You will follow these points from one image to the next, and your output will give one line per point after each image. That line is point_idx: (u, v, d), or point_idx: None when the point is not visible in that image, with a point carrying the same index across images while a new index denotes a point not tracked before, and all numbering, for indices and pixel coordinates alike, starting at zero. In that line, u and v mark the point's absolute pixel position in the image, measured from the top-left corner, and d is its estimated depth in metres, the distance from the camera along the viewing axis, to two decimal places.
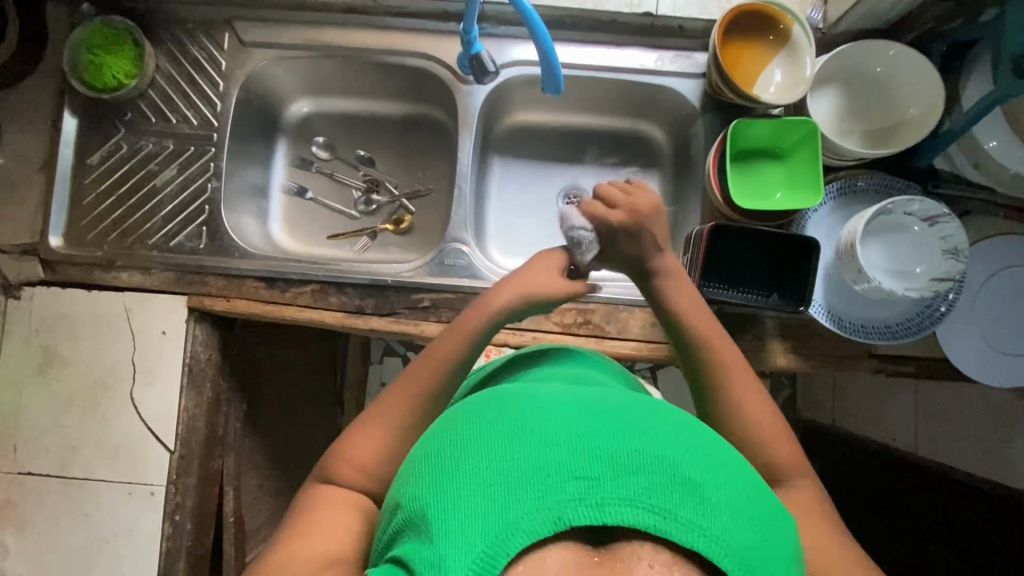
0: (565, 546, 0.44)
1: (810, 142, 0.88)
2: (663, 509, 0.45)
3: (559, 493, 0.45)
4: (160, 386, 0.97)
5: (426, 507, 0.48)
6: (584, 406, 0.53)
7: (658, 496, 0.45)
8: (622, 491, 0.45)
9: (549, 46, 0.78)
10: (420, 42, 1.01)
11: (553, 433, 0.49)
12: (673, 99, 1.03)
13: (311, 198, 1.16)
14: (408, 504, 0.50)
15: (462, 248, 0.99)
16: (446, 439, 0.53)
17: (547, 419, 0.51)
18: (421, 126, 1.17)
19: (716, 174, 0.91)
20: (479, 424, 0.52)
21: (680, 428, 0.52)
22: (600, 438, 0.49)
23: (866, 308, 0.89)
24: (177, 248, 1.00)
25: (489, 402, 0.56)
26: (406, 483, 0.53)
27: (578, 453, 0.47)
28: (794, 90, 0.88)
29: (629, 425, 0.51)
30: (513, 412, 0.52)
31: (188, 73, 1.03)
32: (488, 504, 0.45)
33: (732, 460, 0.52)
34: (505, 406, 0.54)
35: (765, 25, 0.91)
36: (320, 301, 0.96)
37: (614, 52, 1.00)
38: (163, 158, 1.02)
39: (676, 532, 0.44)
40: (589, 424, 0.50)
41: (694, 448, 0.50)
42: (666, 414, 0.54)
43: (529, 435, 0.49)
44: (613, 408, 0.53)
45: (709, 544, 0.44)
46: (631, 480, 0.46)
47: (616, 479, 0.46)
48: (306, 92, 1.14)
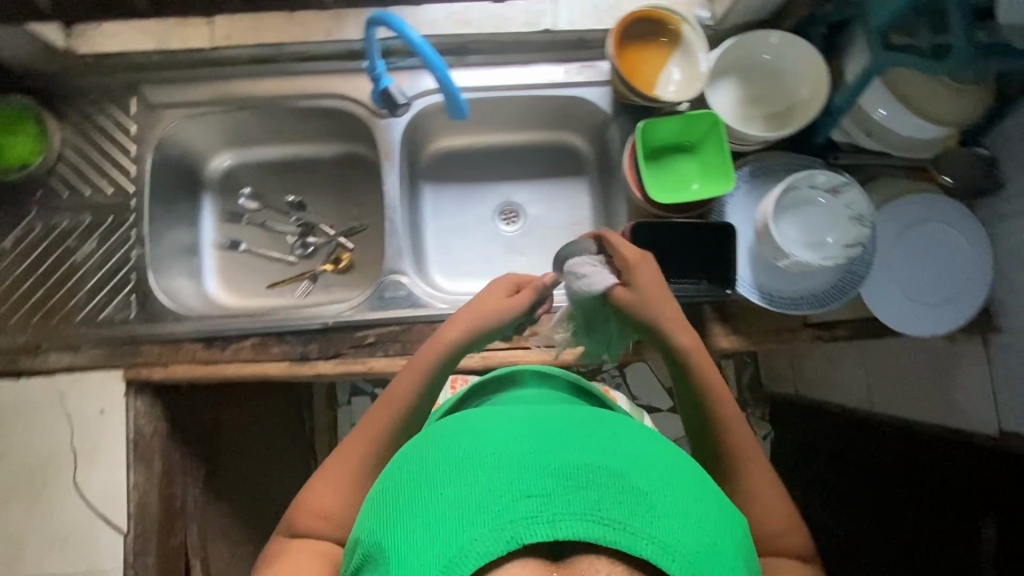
0: (523, 563, 0.45)
1: (715, 133, 0.92)
2: (614, 521, 0.45)
3: (512, 512, 0.46)
4: (105, 467, 0.93)
5: (383, 540, 0.48)
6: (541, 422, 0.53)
7: (608, 507, 0.46)
8: (574, 505, 0.46)
9: (446, 74, 0.80)
10: (332, 83, 1.02)
11: (505, 453, 0.50)
12: (586, 108, 1.06)
13: (245, 249, 1.15)
14: (367, 537, 0.51)
15: (401, 279, 0.99)
16: (407, 466, 0.53)
17: (503, 440, 0.51)
18: (347, 164, 1.17)
19: (633, 174, 0.95)
20: (435, 448, 0.53)
21: (631, 439, 0.53)
22: (552, 454, 0.49)
23: (793, 282, 0.93)
24: (106, 322, 0.97)
25: (447, 426, 0.56)
26: (366, 517, 0.53)
27: (530, 471, 0.48)
28: (693, 85, 0.93)
29: (581, 439, 0.51)
30: (472, 433, 0.53)
31: (98, 142, 1.01)
32: (442, 530, 0.46)
33: (683, 465, 0.53)
34: (466, 427, 0.54)
35: (657, 28, 0.95)
36: (263, 353, 0.95)
37: (523, 70, 1.03)
38: (81, 232, 0.99)
39: (628, 542, 0.45)
40: (544, 441, 0.51)
41: (645, 456, 0.52)
42: (618, 426, 0.55)
43: (483, 456, 0.50)
44: (566, 423, 0.54)
45: (659, 552, 0.45)
46: (582, 492, 0.47)
47: (566, 493, 0.46)
48: (225, 146, 1.13)
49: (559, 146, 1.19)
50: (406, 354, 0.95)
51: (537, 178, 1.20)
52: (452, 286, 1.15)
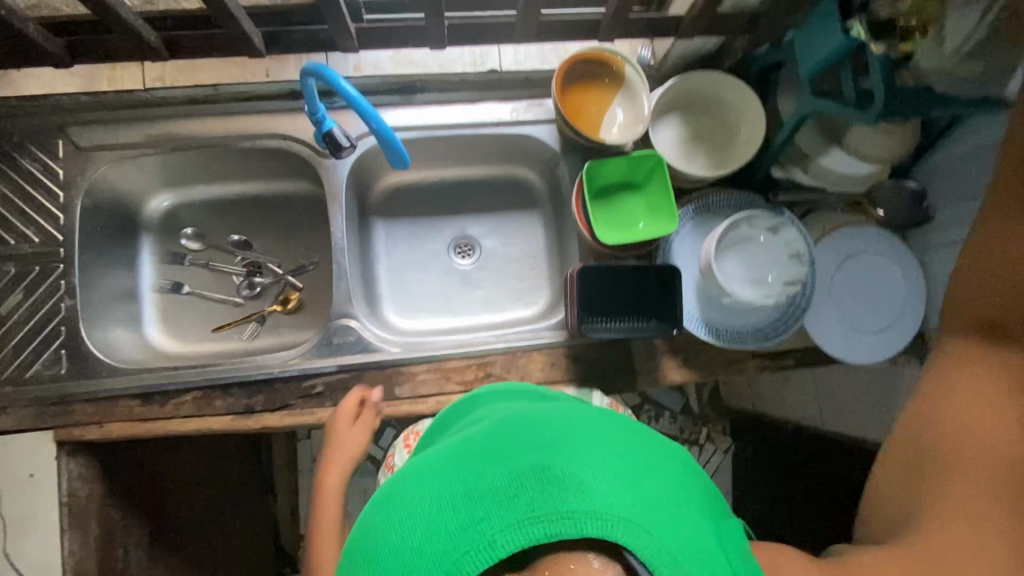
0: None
1: (660, 174, 0.93)
2: (546, 515, 0.43)
3: (449, 551, 0.43)
4: (35, 535, 0.88)
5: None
6: (457, 446, 0.52)
7: (538, 504, 0.44)
8: (502, 516, 0.44)
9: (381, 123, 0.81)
10: (274, 122, 0.99)
11: (426, 494, 0.48)
12: (535, 144, 1.07)
13: (188, 292, 1.11)
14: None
15: (351, 323, 0.97)
16: (348, 557, 0.50)
17: (422, 483, 0.49)
18: (295, 201, 1.14)
19: (581, 213, 0.97)
20: (362, 527, 0.50)
21: (554, 421, 0.52)
22: (472, 473, 0.47)
23: (739, 318, 0.95)
24: (33, 379, 0.91)
25: (373, 497, 0.54)
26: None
27: (449, 501, 0.46)
28: (636, 127, 0.95)
29: (500, 443, 0.50)
30: (395, 492, 0.50)
31: (22, 188, 0.95)
32: None
33: (613, 428, 0.52)
34: (391, 489, 0.52)
35: (600, 68, 0.96)
36: (206, 407, 0.91)
37: (471, 108, 1.03)
38: (5, 284, 0.93)
39: (567, 529, 0.42)
40: (462, 463, 0.49)
41: (569, 435, 0.50)
42: (537, 412, 0.53)
43: (404, 511, 0.48)
44: (482, 431, 0.52)
45: (600, 524, 0.42)
46: (509, 501, 0.44)
47: (494, 508, 0.44)
48: (164, 186, 1.09)
49: (511, 179, 1.19)
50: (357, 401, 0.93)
51: (490, 211, 1.20)
52: (406, 323, 1.14)
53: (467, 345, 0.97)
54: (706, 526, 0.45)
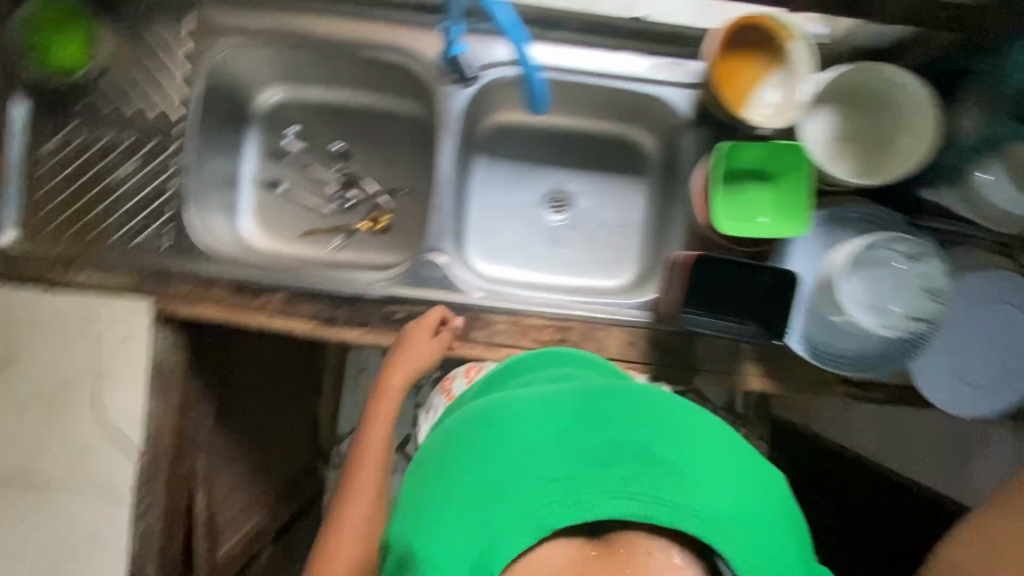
0: (558, 543, 0.50)
1: (800, 169, 0.87)
2: (637, 498, 0.51)
3: (546, 501, 0.51)
4: (124, 391, 0.94)
5: (418, 538, 0.53)
6: (558, 406, 0.58)
7: (632, 486, 0.52)
8: (601, 488, 0.52)
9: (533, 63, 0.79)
10: (402, 34, 0.94)
11: (528, 446, 0.54)
12: (664, 108, 0.99)
13: (284, 191, 1.12)
14: (398, 538, 0.55)
15: (439, 258, 0.96)
16: (435, 465, 0.58)
17: (524, 432, 0.56)
18: (400, 120, 1.11)
19: (703, 195, 0.90)
20: (458, 450, 0.57)
21: (652, 407, 0.57)
22: (566, 443, 0.54)
23: (845, 341, 0.89)
24: (139, 247, 0.95)
25: (467, 422, 0.60)
26: (395, 521, 0.58)
27: (552, 459, 0.53)
28: (786, 112, 0.85)
29: (596, 423, 0.56)
30: (494, 428, 0.57)
31: (149, 56, 0.95)
32: (481, 524, 0.51)
33: (705, 432, 0.57)
34: (486, 422, 0.58)
35: (764, 40, 0.87)
36: (292, 309, 0.94)
37: (607, 55, 0.95)
38: (122, 150, 0.95)
39: (656, 516, 0.50)
40: (564, 428, 0.55)
41: (668, 427, 0.56)
42: (636, 394, 0.59)
43: (508, 451, 0.54)
44: (583, 399, 0.58)
45: (687, 521, 0.50)
46: (606, 476, 0.52)
47: (589, 478, 0.52)
48: (278, 79, 1.07)
49: (624, 141, 1.12)
50: None
51: (594, 170, 1.15)
52: (486, 266, 1.12)
53: (549, 305, 0.95)
54: (775, 535, 0.53)
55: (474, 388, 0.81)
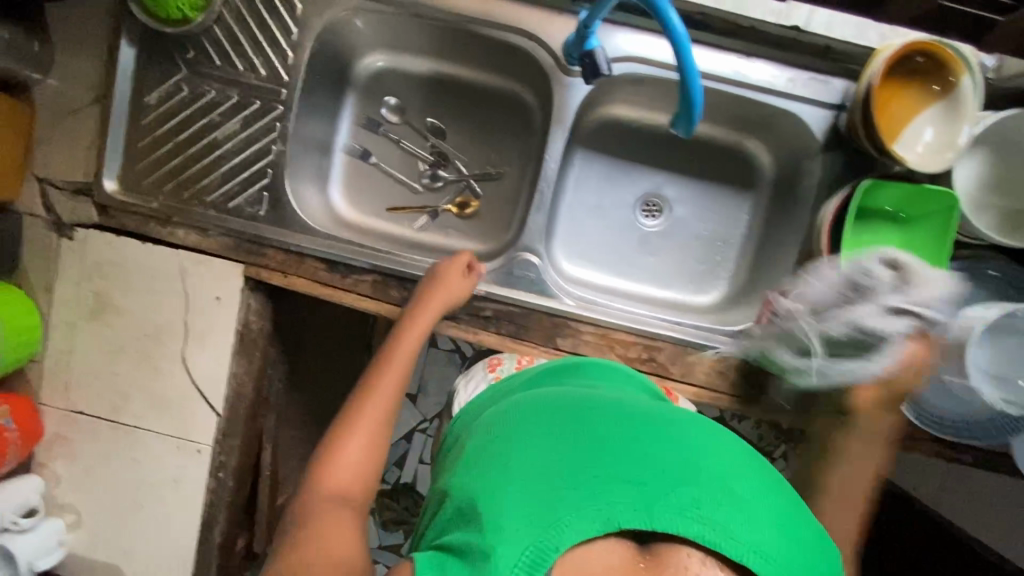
0: (610, 545, 0.47)
1: (942, 217, 0.81)
2: (708, 520, 0.47)
3: (612, 498, 0.48)
4: (210, 351, 0.96)
5: (478, 496, 0.50)
6: (632, 420, 0.57)
7: (706, 507, 0.48)
8: (672, 502, 0.48)
9: (695, 79, 0.65)
10: (526, 17, 0.88)
11: (599, 446, 0.52)
12: (794, 126, 0.92)
13: (375, 163, 1.09)
14: (458, 496, 0.53)
15: (533, 259, 0.93)
16: (494, 448, 0.56)
17: (597, 434, 0.54)
18: (501, 103, 1.05)
19: (829, 233, 0.84)
20: (522, 437, 0.56)
21: (729, 453, 0.56)
22: (637, 451, 0.52)
23: (949, 403, 0.86)
24: (234, 211, 0.94)
25: (541, 410, 0.60)
26: (455, 477, 0.56)
27: (623, 463, 0.51)
28: (943, 154, 0.78)
29: (666, 443, 0.54)
30: (564, 425, 0.56)
31: (259, 11, 0.90)
32: (541, 504, 0.48)
33: (769, 484, 0.56)
34: (553, 419, 0.57)
35: (930, 69, 0.79)
36: (381, 292, 0.93)
37: (742, 63, 0.88)
38: (226, 109, 0.92)
39: (724, 543, 0.46)
40: (638, 440, 0.54)
41: (735, 466, 0.54)
42: (704, 429, 0.58)
43: (582, 443, 0.53)
44: (656, 422, 0.57)
45: (753, 558, 0.46)
46: (680, 492, 0.49)
47: (663, 488, 0.49)
48: (382, 46, 1.02)
49: (734, 151, 1.05)
50: (518, 338, 0.92)
51: (695, 178, 1.08)
52: (569, 266, 1.09)
53: (639, 321, 0.92)
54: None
55: (516, 380, 0.76)
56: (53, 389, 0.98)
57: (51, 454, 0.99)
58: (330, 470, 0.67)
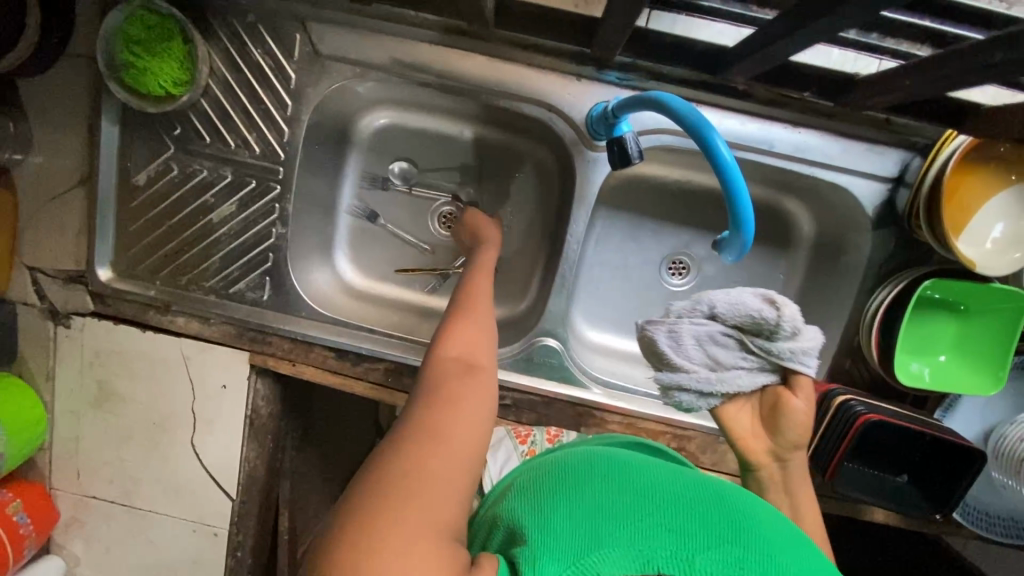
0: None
1: (1010, 315, 0.74)
2: None
3: (652, 539, 0.43)
4: (221, 437, 0.93)
5: (521, 519, 0.47)
6: (690, 479, 0.52)
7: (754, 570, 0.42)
8: (720, 556, 0.42)
9: (745, 203, 0.56)
10: (544, 86, 0.79)
11: (649, 495, 0.48)
12: (842, 198, 0.83)
13: (383, 225, 1.02)
14: (507, 516, 0.50)
15: (554, 345, 0.87)
16: (543, 479, 0.52)
17: (651, 484, 0.50)
18: (516, 161, 0.97)
19: (881, 329, 0.77)
20: (572, 470, 0.53)
21: (777, 524, 0.50)
22: (688, 505, 0.47)
23: (1000, 500, 0.81)
24: (236, 296, 0.88)
25: (596, 453, 0.56)
26: (503, 501, 0.53)
27: (674, 513, 0.46)
28: (1011, 253, 0.71)
29: (720, 505, 0.49)
30: (616, 467, 0.52)
31: (250, 83, 0.82)
32: (583, 525, 0.44)
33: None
34: (607, 460, 0.54)
35: (1006, 158, 0.71)
36: (394, 379, 0.88)
37: (788, 134, 0.79)
38: (220, 189, 0.85)
39: None
40: (694, 494, 0.49)
41: (794, 549, 0.47)
42: (760, 507, 0.52)
43: (631, 484, 0.49)
44: (712, 487, 0.52)
45: None
46: (725, 547, 0.43)
47: (708, 540, 0.44)
48: (385, 104, 0.93)
49: (771, 210, 0.96)
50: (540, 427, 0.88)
51: None
52: (590, 331, 1.03)
53: (666, 410, 0.87)
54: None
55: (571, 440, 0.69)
56: (64, 475, 0.95)
57: (68, 537, 0.98)
58: (450, 385, 0.55)
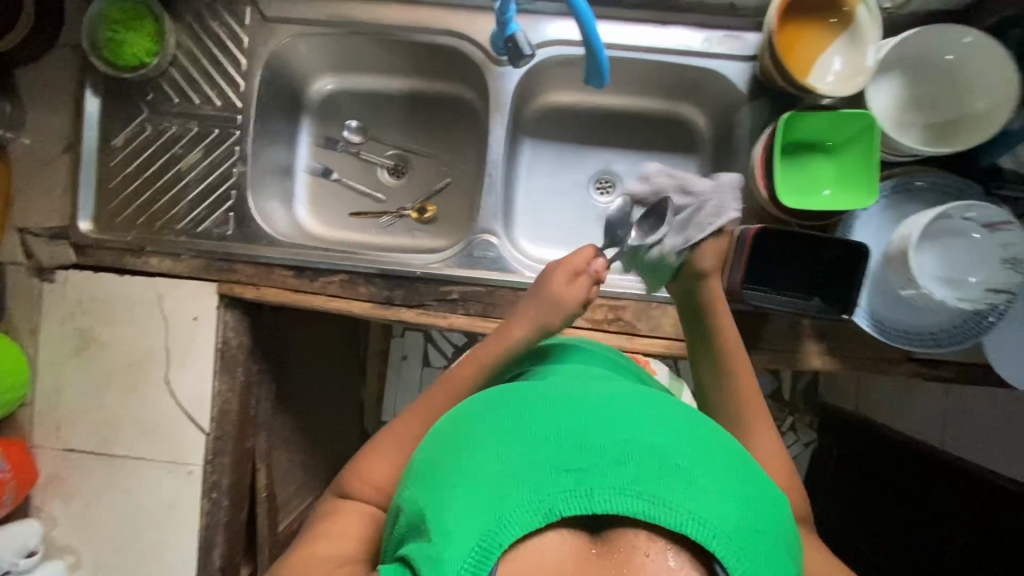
0: (561, 535, 0.48)
1: (866, 136, 0.83)
2: (651, 496, 0.48)
3: (550, 487, 0.49)
4: (193, 371, 0.98)
5: (424, 505, 0.52)
6: (577, 402, 0.57)
7: (645, 483, 0.49)
8: (609, 480, 0.49)
9: (592, 30, 0.74)
10: (452, 19, 0.96)
11: (540, 435, 0.53)
12: (718, 83, 0.97)
13: (337, 179, 1.13)
14: (408, 507, 0.54)
15: (491, 239, 0.97)
16: (442, 448, 0.56)
17: (538, 423, 0.54)
18: (447, 106, 1.11)
19: (763, 169, 0.87)
20: (466, 431, 0.56)
21: (672, 420, 0.55)
22: (577, 435, 0.52)
23: (913, 314, 0.85)
24: (204, 234, 0.99)
25: (485, 404, 0.59)
26: (406, 488, 0.57)
27: (566, 448, 0.51)
28: (854, 80, 0.82)
29: (608, 421, 0.53)
30: (505, 415, 0.56)
31: (210, 50, 0.98)
32: (485, 504, 0.49)
33: (720, 446, 0.55)
34: (497, 409, 0.57)
35: (827, 6, 0.84)
36: (349, 290, 0.97)
37: (657, 31, 0.94)
38: (188, 140, 0.99)
39: (667, 517, 0.47)
40: (580, 419, 0.54)
41: (686, 438, 0.53)
42: (646, 404, 0.57)
43: (520, 431, 0.54)
44: (600, 403, 0.57)
45: (699, 528, 0.47)
46: (621, 469, 0.50)
47: (604, 469, 0.50)
48: (329, 69, 1.09)
49: (673, 119, 1.09)
50: (487, 316, 0.95)
51: (644, 149, 1.11)
52: (531, 247, 1.09)
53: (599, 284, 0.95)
54: (786, 567, 0.50)
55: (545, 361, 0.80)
56: (45, 429, 1.00)
57: (48, 496, 1.00)
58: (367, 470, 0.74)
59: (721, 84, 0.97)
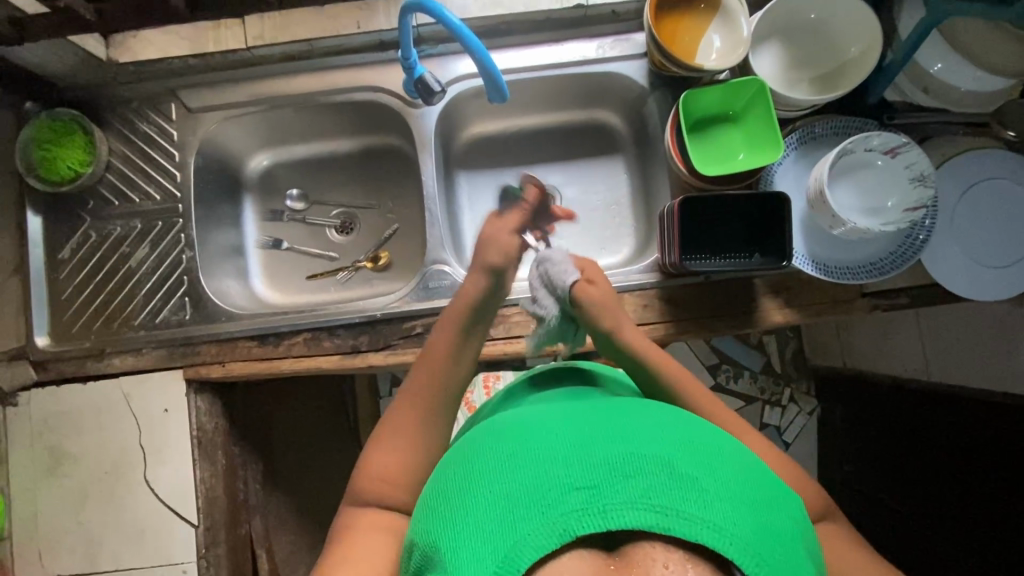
0: (578, 556, 0.44)
1: (761, 99, 0.89)
2: (666, 507, 0.45)
3: (560, 506, 0.46)
4: (171, 464, 0.96)
5: (436, 540, 0.49)
6: (583, 421, 0.54)
7: (658, 493, 0.46)
8: (622, 495, 0.46)
9: (483, 54, 0.80)
10: (365, 76, 1.03)
11: (549, 454, 0.50)
12: (621, 83, 1.05)
13: (288, 248, 1.15)
14: (421, 539, 0.51)
15: (444, 268, 0.99)
16: (451, 477, 0.53)
17: (547, 441, 0.51)
18: (380, 156, 1.16)
19: (677, 150, 0.93)
20: (474, 459, 0.53)
21: (681, 432, 0.53)
22: (586, 452, 0.49)
23: (849, 249, 0.89)
24: (162, 324, 1.00)
25: (494, 430, 0.57)
26: (418, 521, 0.53)
27: (576, 466, 0.48)
28: (736, 52, 0.89)
29: (617, 437, 0.51)
30: (513, 437, 0.53)
31: (143, 149, 1.03)
32: (499, 531, 0.46)
33: (728, 456, 0.52)
34: (505, 433, 0.55)
35: None
36: (314, 347, 0.97)
37: (554, 49, 1.02)
38: (134, 238, 1.02)
39: (684, 528, 0.44)
40: (589, 435, 0.51)
41: (696, 449, 0.51)
42: (654, 420, 0.55)
43: (528, 452, 0.51)
44: (607, 420, 0.54)
45: (717, 536, 0.44)
46: (634, 481, 0.47)
47: (617, 482, 0.46)
48: (261, 146, 1.14)
49: (592, 124, 1.15)
50: None
51: (573, 157, 1.16)
52: None
53: None
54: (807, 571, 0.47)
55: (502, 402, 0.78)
56: (27, 561, 0.95)
57: None
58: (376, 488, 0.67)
59: (623, 83, 1.04)
